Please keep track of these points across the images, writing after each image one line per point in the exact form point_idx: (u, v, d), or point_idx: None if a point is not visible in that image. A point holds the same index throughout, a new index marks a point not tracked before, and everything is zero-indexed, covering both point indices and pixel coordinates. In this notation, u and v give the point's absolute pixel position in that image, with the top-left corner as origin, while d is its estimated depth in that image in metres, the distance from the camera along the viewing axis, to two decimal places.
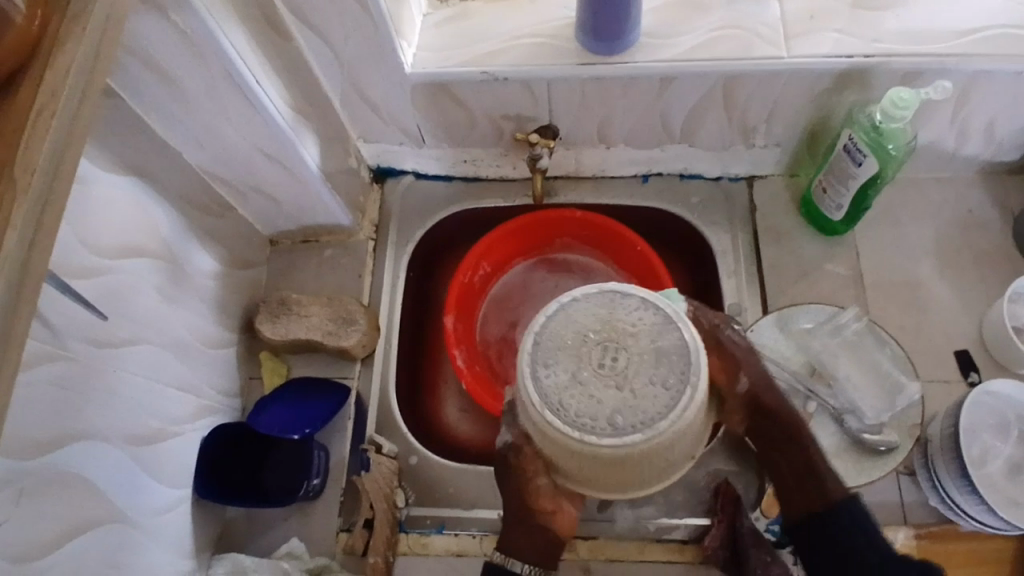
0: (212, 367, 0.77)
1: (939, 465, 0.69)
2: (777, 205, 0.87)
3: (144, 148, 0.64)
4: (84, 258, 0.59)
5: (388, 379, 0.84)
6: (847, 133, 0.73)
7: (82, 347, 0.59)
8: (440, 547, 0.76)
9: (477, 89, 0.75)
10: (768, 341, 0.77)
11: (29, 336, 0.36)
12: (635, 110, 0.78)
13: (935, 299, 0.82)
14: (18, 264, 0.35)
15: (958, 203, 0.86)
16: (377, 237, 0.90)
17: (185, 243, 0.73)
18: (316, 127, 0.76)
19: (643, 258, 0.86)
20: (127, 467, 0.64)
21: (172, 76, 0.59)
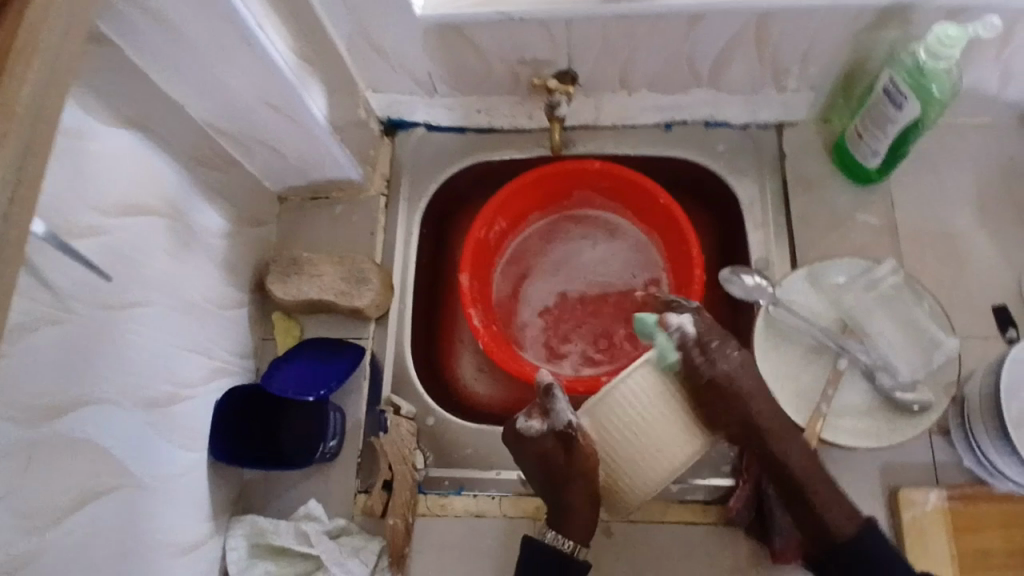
0: (223, 328, 0.75)
1: (977, 426, 0.66)
2: (808, 154, 0.83)
3: (143, 100, 0.61)
4: (87, 218, 0.57)
5: (403, 339, 0.81)
6: (888, 73, 0.68)
7: (88, 309, 0.57)
8: (460, 508, 0.75)
9: (492, 32, 0.71)
10: (797, 296, 0.74)
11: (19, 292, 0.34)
12: (660, 51, 0.73)
13: (973, 252, 0.78)
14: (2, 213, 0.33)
15: (1001, 149, 0.81)
16: (389, 193, 0.87)
17: (192, 201, 0.70)
18: (322, 75, 0.72)
19: (666, 212, 0.83)
20: (140, 430, 0.62)
21: (171, 20, 0.55)
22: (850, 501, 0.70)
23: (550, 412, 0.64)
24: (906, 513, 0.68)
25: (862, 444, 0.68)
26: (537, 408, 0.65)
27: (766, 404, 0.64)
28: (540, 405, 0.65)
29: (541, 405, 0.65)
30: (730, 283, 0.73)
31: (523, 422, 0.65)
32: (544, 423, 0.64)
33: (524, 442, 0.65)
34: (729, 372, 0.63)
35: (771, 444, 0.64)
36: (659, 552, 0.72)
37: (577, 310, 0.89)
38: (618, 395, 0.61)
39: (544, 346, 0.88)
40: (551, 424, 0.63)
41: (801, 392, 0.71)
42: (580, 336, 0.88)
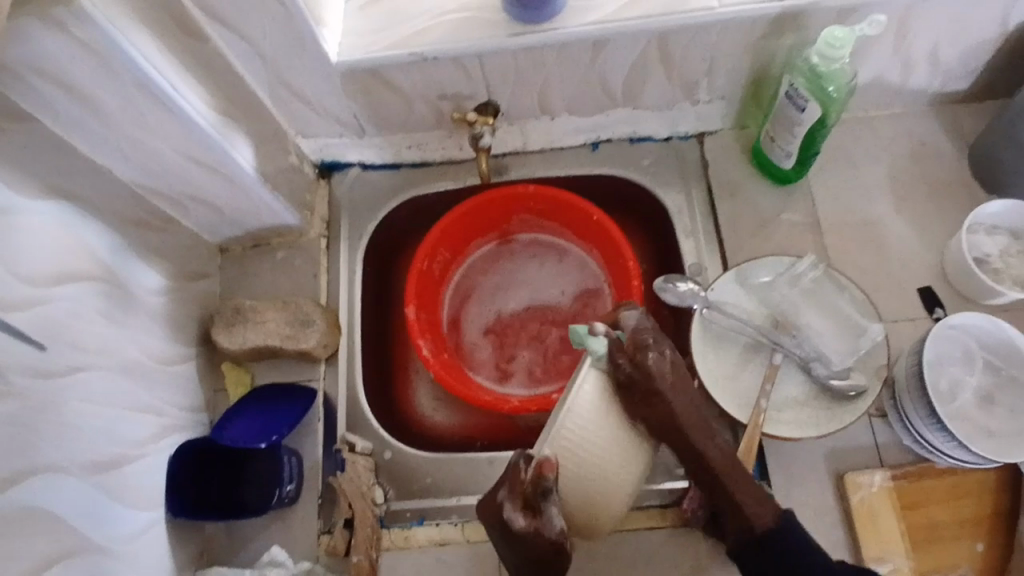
0: (171, 385, 0.75)
1: (908, 406, 0.68)
2: (729, 159, 0.86)
3: (68, 169, 0.62)
4: (18, 290, 0.58)
5: (354, 377, 0.83)
6: (787, 79, 0.72)
7: (28, 381, 0.57)
8: (423, 538, 0.75)
9: (409, 71, 0.73)
10: (729, 297, 0.76)
11: None
12: (573, 75, 0.76)
13: (892, 237, 0.81)
14: None
15: (908, 138, 0.85)
16: (329, 234, 0.88)
17: (126, 262, 0.71)
18: (248, 128, 0.73)
19: (599, 227, 0.85)
20: (92, 494, 0.62)
21: (84, 91, 0.57)
22: (800, 491, 0.72)
23: (543, 513, 0.55)
24: (853, 496, 0.70)
25: (804, 434, 0.70)
26: (522, 496, 0.56)
27: (682, 394, 0.59)
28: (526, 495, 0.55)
29: (531, 497, 0.55)
30: (665, 290, 0.75)
31: (510, 515, 0.55)
32: (532, 520, 0.55)
33: (510, 536, 0.56)
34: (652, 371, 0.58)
35: (682, 432, 0.59)
36: (623, 561, 0.73)
37: (521, 325, 0.91)
38: (569, 433, 0.56)
39: (493, 368, 0.90)
40: (543, 528, 0.55)
41: (741, 390, 0.73)
42: (526, 353, 0.90)
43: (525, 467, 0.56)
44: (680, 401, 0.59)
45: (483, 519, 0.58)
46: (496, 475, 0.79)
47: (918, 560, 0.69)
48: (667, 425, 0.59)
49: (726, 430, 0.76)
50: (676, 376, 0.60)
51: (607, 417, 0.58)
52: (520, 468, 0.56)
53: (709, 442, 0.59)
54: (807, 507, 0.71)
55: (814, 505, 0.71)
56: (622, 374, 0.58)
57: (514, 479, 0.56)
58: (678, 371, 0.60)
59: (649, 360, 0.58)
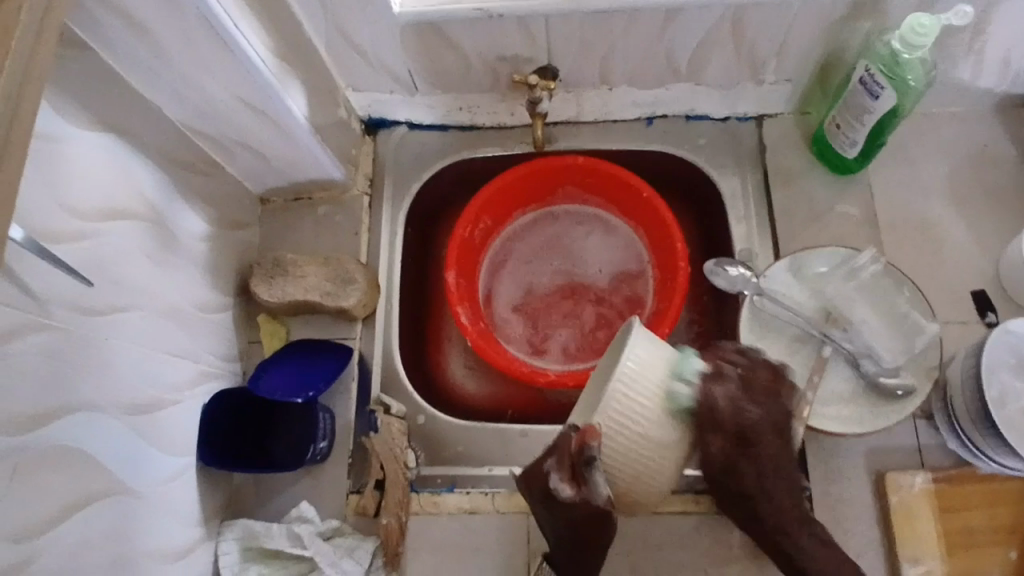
0: (208, 333, 0.74)
1: (961, 409, 0.67)
2: (787, 145, 0.84)
3: (117, 101, 0.61)
4: (66, 222, 0.56)
5: (390, 339, 0.81)
6: (863, 63, 0.69)
7: (69, 315, 0.56)
8: (452, 505, 0.74)
9: (470, 29, 0.71)
10: (780, 286, 0.75)
11: None
12: (639, 46, 0.74)
13: (950, 237, 0.79)
14: None
15: (975, 137, 0.82)
16: (372, 193, 0.87)
17: (172, 204, 0.70)
18: (302, 76, 0.71)
19: (648, 205, 0.83)
20: (126, 437, 0.62)
21: (143, 21, 0.55)
22: (838, 487, 0.71)
23: (589, 482, 0.50)
24: (893, 496, 0.69)
25: (847, 430, 0.69)
26: (567, 467, 0.51)
27: (779, 472, 0.56)
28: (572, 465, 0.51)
29: (576, 467, 0.51)
30: (715, 274, 0.74)
31: (555, 484, 0.51)
32: (578, 491, 0.51)
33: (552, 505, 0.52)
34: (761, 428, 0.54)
35: (763, 508, 0.57)
36: (653, 543, 0.72)
37: (559, 299, 0.90)
38: (613, 413, 0.51)
39: (527, 341, 0.89)
40: (589, 498, 0.50)
41: (787, 380, 0.72)
42: (561, 328, 0.89)
43: (572, 435, 0.51)
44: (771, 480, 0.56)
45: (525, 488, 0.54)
46: (529, 448, 0.78)
47: (950, 563, 0.67)
48: (744, 492, 0.56)
49: None
50: (774, 451, 0.55)
51: (668, 419, 0.52)
52: (566, 439, 0.52)
53: (816, 541, 0.56)
54: (843, 504, 0.71)
55: (851, 502, 0.71)
56: (717, 426, 0.53)
57: (560, 448, 0.52)
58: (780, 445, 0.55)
59: (750, 416, 0.53)
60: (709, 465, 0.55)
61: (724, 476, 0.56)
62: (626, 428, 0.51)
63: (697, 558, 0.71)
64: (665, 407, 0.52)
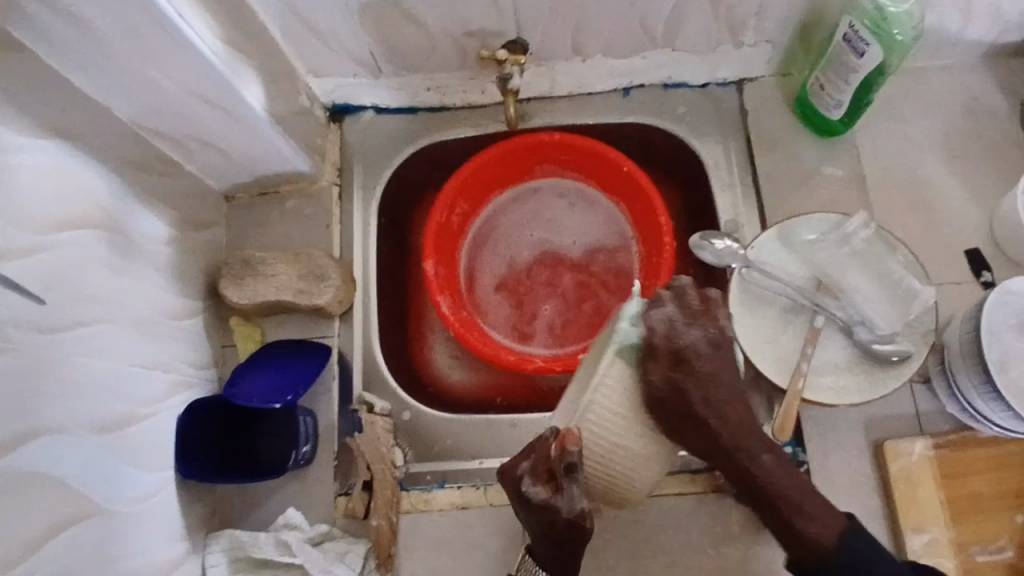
0: (178, 341, 0.71)
1: (959, 373, 0.65)
2: (770, 109, 0.81)
3: (64, 103, 0.56)
4: (14, 236, 0.52)
5: (370, 333, 0.79)
6: (847, 20, 0.65)
7: (27, 335, 0.52)
8: (443, 501, 0.72)
9: (433, 5, 0.67)
10: (769, 257, 0.72)
11: None
12: (611, 13, 0.70)
13: (941, 196, 0.77)
14: None
15: (963, 91, 0.79)
16: (342, 182, 0.83)
17: (130, 209, 0.66)
18: (258, 64, 0.67)
19: (631, 180, 0.80)
20: (98, 457, 0.59)
21: (81, 15, 0.51)
22: (837, 459, 0.69)
23: (564, 489, 0.49)
24: (894, 466, 0.67)
25: (844, 402, 0.67)
26: (543, 470, 0.50)
27: (735, 405, 0.50)
28: (549, 469, 0.50)
29: (553, 471, 0.50)
30: (701, 248, 0.71)
31: (527, 487, 0.50)
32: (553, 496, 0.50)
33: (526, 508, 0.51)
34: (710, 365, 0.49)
35: (726, 441, 0.50)
36: (653, 528, 0.71)
37: (543, 277, 0.87)
38: (594, 411, 0.50)
39: (512, 327, 0.86)
40: (563, 504, 0.49)
41: (781, 354, 0.70)
42: (547, 311, 0.86)
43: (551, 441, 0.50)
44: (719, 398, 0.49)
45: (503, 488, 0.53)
46: (519, 438, 0.75)
47: (955, 531, 0.66)
48: (696, 420, 0.49)
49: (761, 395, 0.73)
50: (715, 376, 0.49)
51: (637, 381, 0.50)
52: (545, 441, 0.51)
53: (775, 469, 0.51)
54: (844, 476, 0.69)
55: (851, 474, 0.69)
56: (656, 353, 0.48)
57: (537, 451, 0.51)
58: (726, 364, 0.50)
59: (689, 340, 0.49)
60: (659, 403, 0.49)
61: (681, 413, 0.49)
62: (609, 416, 0.50)
63: (698, 540, 0.70)
64: (615, 350, 0.49)
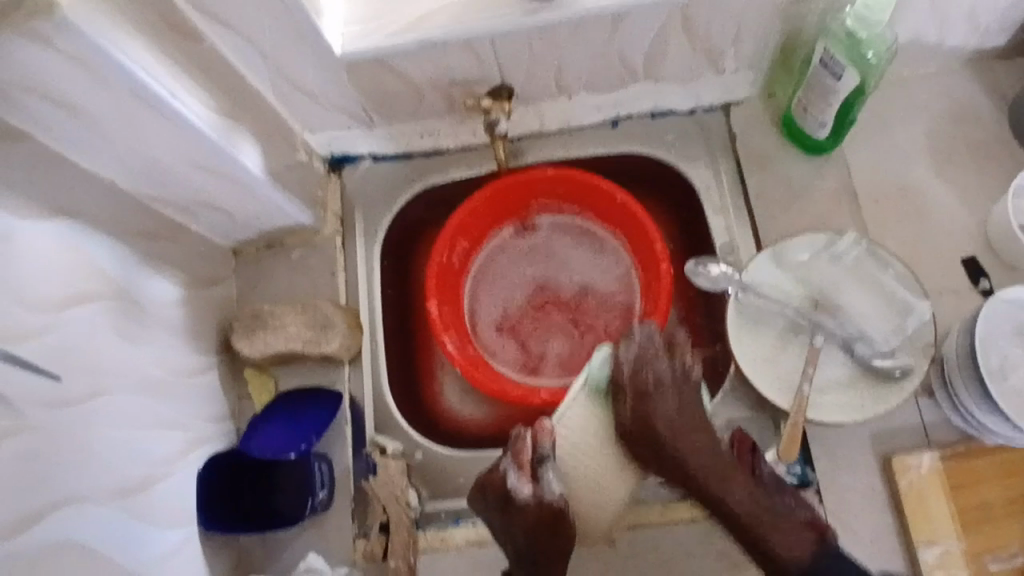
0: (195, 398, 0.74)
1: (958, 385, 0.65)
2: (758, 130, 0.82)
3: (63, 185, 0.59)
4: (25, 317, 0.55)
5: (380, 376, 0.81)
6: (820, 44, 0.66)
7: (45, 413, 0.55)
8: (461, 538, 0.74)
9: (416, 59, 0.69)
10: (766, 279, 0.73)
11: None
12: (591, 51, 0.72)
13: (933, 205, 0.77)
14: None
15: (948, 97, 0.80)
16: (344, 231, 0.86)
17: (139, 276, 0.69)
18: (253, 128, 0.70)
19: (624, 208, 0.82)
20: (122, 520, 0.61)
21: (74, 102, 0.53)
22: (846, 476, 0.69)
23: (540, 480, 0.63)
24: (902, 481, 0.67)
25: (848, 420, 0.68)
26: (525, 468, 0.63)
27: (685, 411, 0.64)
28: (528, 465, 0.63)
29: (532, 465, 0.63)
30: (697, 275, 0.73)
31: (515, 484, 0.63)
32: (534, 489, 0.63)
33: (511, 504, 0.63)
34: (673, 410, 0.64)
35: (700, 482, 0.63)
36: (664, 553, 0.71)
37: (546, 312, 0.89)
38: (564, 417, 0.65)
39: (518, 363, 0.87)
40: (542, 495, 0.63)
41: (782, 375, 0.71)
42: (550, 345, 0.87)
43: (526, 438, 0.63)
44: (688, 440, 0.63)
45: (481, 498, 0.65)
46: None
47: (967, 542, 0.65)
48: (664, 456, 0.63)
49: (767, 416, 0.74)
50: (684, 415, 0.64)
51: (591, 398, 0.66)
52: (519, 441, 0.63)
53: (728, 480, 0.62)
54: (854, 494, 0.69)
55: (861, 491, 0.69)
56: (619, 392, 0.64)
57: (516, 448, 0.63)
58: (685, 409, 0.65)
59: (661, 407, 0.63)
60: (627, 432, 0.64)
61: (645, 442, 0.63)
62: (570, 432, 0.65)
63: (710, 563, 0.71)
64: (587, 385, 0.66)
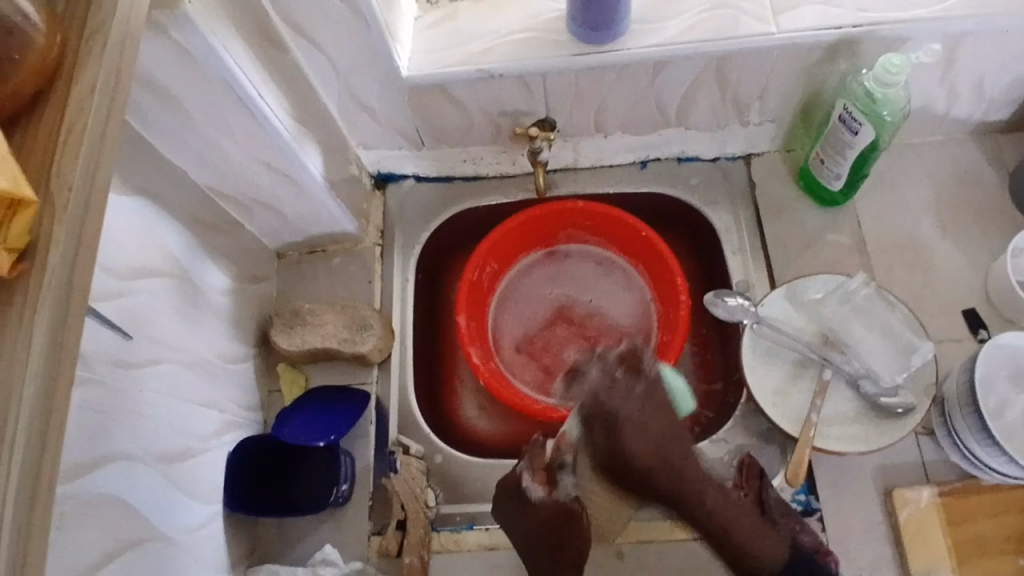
0: (232, 383, 0.77)
1: (959, 423, 0.68)
2: (776, 181, 0.88)
3: (150, 169, 0.64)
4: (104, 281, 0.59)
5: (406, 381, 0.85)
6: (842, 103, 0.74)
7: (108, 369, 0.58)
8: (473, 542, 0.76)
9: (472, 88, 0.76)
10: (778, 314, 0.78)
11: (79, 344, 0.35)
12: (631, 94, 0.79)
13: (936, 258, 0.83)
14: (63, 277, 0.34)
15: (952, 163, 0.87)
16: (384, 243, 0.91)
17: (197, 261, 0.74)
18: (317, 136, 0.76)
19: (647, 243, 0.87)
20: (161, 485, 0.64)
21: (175, 96, 0.59)
22: (849, 506, 0.72)
23: (557, 484, 0.70)
24: (902, 512, 0.70)
25: (853, 449, 0.71)
26: (541, 471, 0.71)
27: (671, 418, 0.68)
28: (546, 470, 0.71)
29: None
30: (715, 305, 0.78)
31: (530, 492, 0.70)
32: (548, 491, 0.71)
33: (523, 506, 0.70)
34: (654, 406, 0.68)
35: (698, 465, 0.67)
36: (671, 569, 0.74)
37: (564, 335, 0.93)
38: None
39: (535, 379, 0.91)
40: None
41: (791, 404, 0.75)
42: (567, 365, 0.91)
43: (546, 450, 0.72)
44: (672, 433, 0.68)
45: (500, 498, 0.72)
46: None
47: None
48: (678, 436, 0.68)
49: (774, 444, 0.77)
50: (657, 412, 0.68)
51: None
52: (537, 448, 0.72)
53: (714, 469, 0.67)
54: (856, 523, 0.72)
55: (862, 520, 0.72)
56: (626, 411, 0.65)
57: (535, 457, 0.72)
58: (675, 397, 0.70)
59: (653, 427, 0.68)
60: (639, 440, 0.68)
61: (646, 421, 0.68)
62: None
63: None
64: None
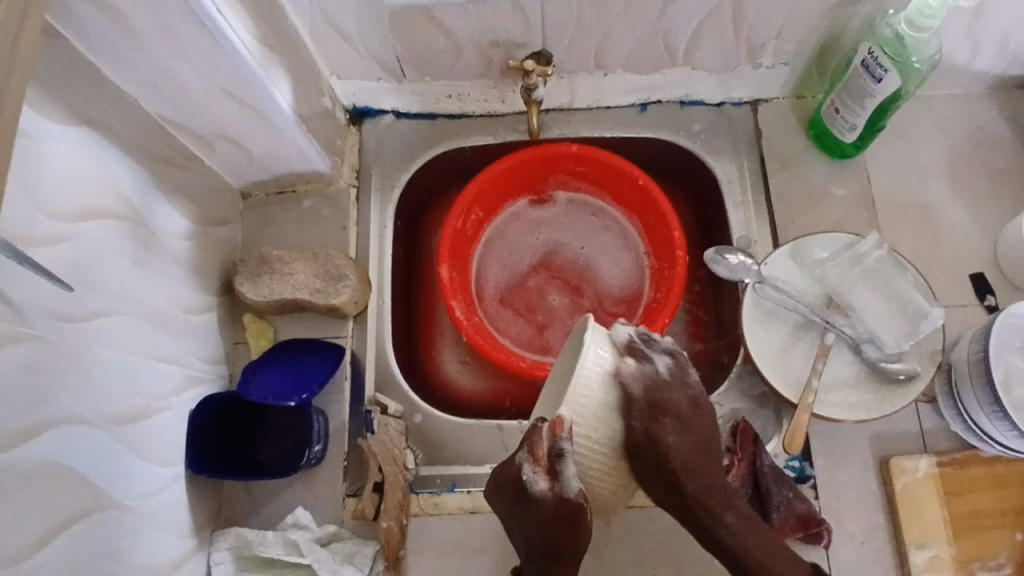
0: (193, 335, 0.71)
1: (966, 394, 0.66)
2: (784, 130, 0.83)
3: (92, 92, 0.56)
4: (43, 225, 0.52)
5: (384, 335, 0.79)
6: (866, 45, 0.67)
7: (48, 324, 0.51)
8: (454, 505, 0.73)
9: (462, 14, 0.68)
10: (781, 274, 0.73)
11: None
12: (637, 28, 0.71)
13: (947, 219, 0.79)
14: None
15: (969, 119, 0.82)
16: (359, 185, 0.84)
17: (152, 201, 0.66)
18: (286, 63, 0.67)
19: (645, 193, 0.81)
20: (113, 449, 0.58)
21: (121, 7, 0.50)
22: (844, 474, 0.70)
23: (562, 477, 0.52)
24: (898, 482, 0.68)
25: (850, 417, 0.69)
26: (542, 461, 0.53)
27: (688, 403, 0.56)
28: (546, 458, 0.52)
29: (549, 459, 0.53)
30: (716, 263, 0.73)
31: (528, 477, 0.53)
32: (552, 484, 0.53)
33: (525, 499, 0.54)
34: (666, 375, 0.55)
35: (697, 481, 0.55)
36: (660, 535, 0.71)
37: (552, 288, 0.88)
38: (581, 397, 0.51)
39: (520, 333, 0.87)
40: (563, 492, 0.52)
41: (792, 369, 0.71)
42: (555, 320, 0.87)
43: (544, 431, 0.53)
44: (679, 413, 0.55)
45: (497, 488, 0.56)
46: (508, 441, 0.76)
47: (957, 547, 0.67)
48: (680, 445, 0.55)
49: (769, 409, 0.74)
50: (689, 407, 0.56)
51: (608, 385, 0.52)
52: (537, 430, 0.53)
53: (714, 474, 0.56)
54: (850, 492, 0.70)
55: (857, 489, 0.70)
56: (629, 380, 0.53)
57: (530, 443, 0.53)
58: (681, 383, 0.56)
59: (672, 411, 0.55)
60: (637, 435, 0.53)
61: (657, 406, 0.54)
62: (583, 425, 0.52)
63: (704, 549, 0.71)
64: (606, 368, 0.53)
